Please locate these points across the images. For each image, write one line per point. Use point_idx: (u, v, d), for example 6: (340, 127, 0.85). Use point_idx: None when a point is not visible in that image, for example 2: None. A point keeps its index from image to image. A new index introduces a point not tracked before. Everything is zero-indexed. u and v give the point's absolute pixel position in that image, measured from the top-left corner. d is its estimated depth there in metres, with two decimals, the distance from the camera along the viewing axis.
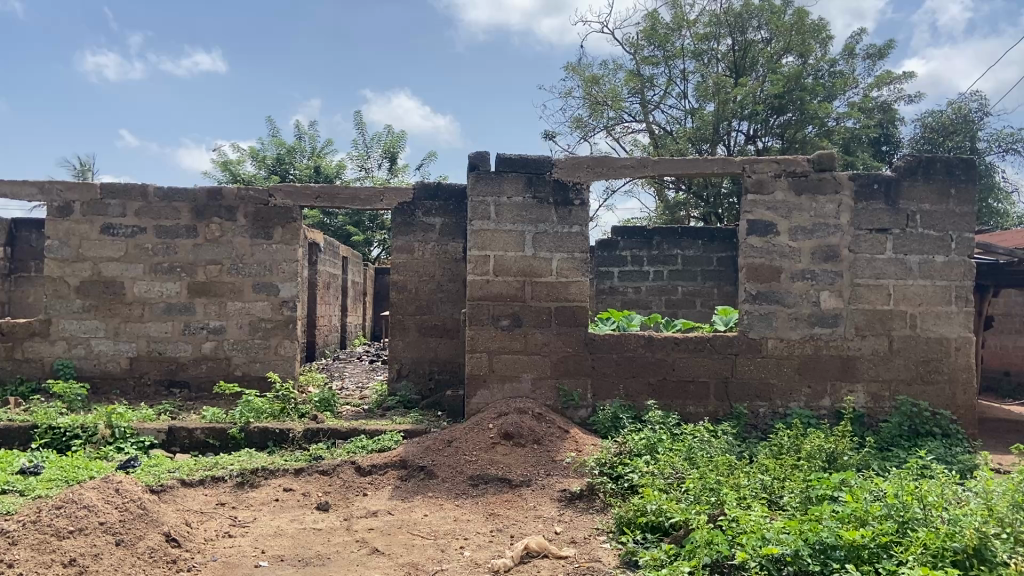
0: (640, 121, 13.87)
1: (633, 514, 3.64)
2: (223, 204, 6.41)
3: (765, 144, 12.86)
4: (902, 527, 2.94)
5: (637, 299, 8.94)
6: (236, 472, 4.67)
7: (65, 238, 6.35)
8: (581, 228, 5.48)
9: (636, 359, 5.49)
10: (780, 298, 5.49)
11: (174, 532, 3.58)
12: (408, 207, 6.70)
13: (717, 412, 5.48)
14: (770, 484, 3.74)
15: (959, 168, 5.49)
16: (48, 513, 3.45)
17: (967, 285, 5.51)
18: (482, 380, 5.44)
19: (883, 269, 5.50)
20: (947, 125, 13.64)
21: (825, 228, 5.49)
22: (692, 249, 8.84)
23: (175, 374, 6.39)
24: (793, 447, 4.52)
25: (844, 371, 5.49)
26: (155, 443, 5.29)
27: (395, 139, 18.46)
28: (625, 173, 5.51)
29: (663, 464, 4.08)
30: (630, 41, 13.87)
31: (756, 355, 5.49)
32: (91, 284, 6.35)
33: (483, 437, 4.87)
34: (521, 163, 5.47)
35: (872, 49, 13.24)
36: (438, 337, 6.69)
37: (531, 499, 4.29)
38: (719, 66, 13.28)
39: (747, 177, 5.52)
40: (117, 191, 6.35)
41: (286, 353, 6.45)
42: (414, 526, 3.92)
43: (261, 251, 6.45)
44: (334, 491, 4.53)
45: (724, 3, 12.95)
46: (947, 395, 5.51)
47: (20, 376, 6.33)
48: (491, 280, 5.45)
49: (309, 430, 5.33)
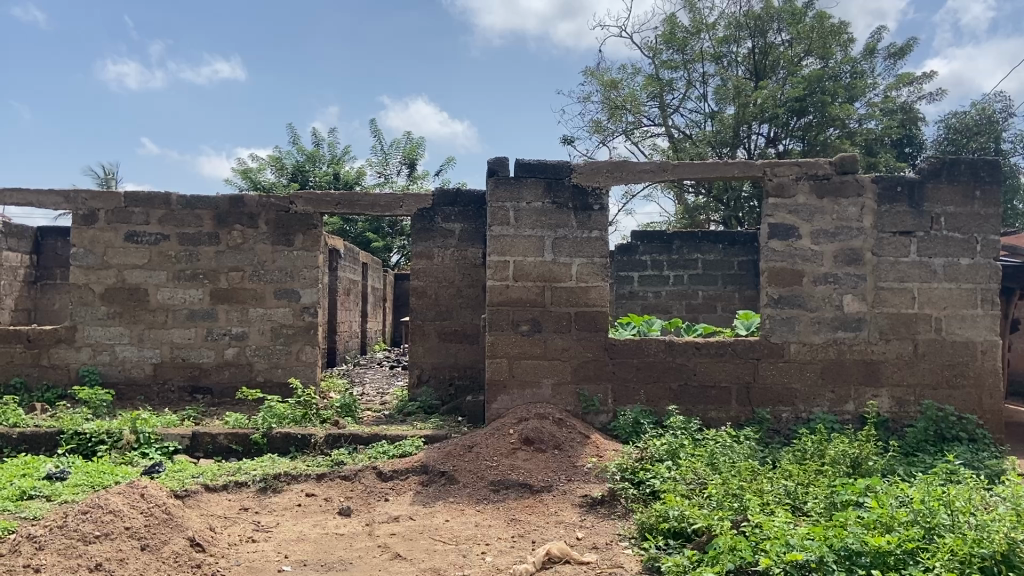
0: (659, 125, 13.84)
1: (656, 520, 3.62)
2: (245, 211, 6.46)
3: (787, 147, 12.74)
4: (929, 534, 2.89)
5: (656, 303, 8.92)
6: (258, 477, 4.69)
7: (90, 246, 6.42)
8: (601, 232, 5.47)
9: (657, 364, 5.46)
10: (802, 302, 5.45)
11: (198, 537, 3.61)
12: (429, 213, 6.73)
13: (739, 417, 5.45)
14: (794, 489, 3.70)
15: (984, 170, 5.43)
16: (74, 517, 3.48)
17: (993, 288, 5.44)
18: (502, 385, 5.44)
19: (907, 273, 5.45)
20: (971, 126, 13.52)
21: (848, 232, 5.45)
22: (713, 253, 8.80)
23: (198, 380, 6.45)
24: (817, 452, 4.48)
25: (868, 376, 5.44)
26: (179, 449, 5.33)
27: (414, 145, 18.53)
28: (644, 177, 5.50)
29: (686, 470, 4.05)
30: (649, 46, 13.85)
31: (778, 359, 5.45)
32: (116, 291, 6.42)
33: (504, 443, 4.87)
34: (540, 169, 5.48)
35: (894, 49, 13.13)
36: (459, 342, 6.71)
37: (553, 505, 4.28)
38: (738, 69, 13.25)
39: (769, 181, 5.49)
40: (141, 199, 6.41)
41: (307, 359, 6.49)
42: (436, 531, 3.93)
43: (283, 257, 6.50)
44: (356, 496, 4.54)
45: (744, 5, 12.91)
46: (973, 400, 5.44)
47: (46, 383, 6.41)
48: (511, 285, 5.45)
49: (331, 436, 5.35)
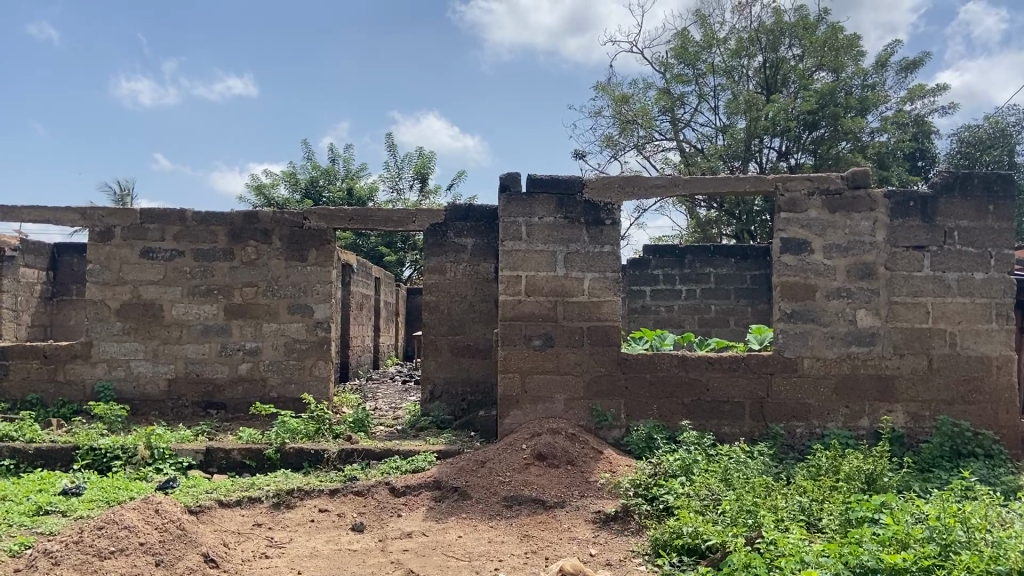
0: (670, 139, 13.85)
1: (669, 536, 3.60)
2: (259, 226, 6.51)
3: (799, 161, 12.75)
4: (945, 551, 2.86)
5: (669, 317, 8.91)
6: (271, 493, 4.70)
7: (106, 262, 6.47)
8: (613, 247, 5.48)
9: (669, 379, 5.45)
10: (816, 316, 5.44)
11: (212, 553, 3.61)
12: (441, 228, 6.75)
13: (752, 433, 5.43)
14: (809, 505, 3.68)
15: (997, 184, 5.41)
16: (90, 533, 3.50)
17: (1007, 302, 5.41)
18: (514, 400, 5.44)
19: (920, 287, 5.42)
20: (984, 139, 13.49)
21: (861, 246, 5.44)
22: (725, 267, 8.79)
23: (212, 396, 6.48)
24: (831, 468, 4.45)
25: (882, 391, 5.41)
26: (193, 464, 5.35)
27: (426, 160, 18.62)
28: (656, 192, 5.51)
29: (699, 486, 4.03)
30: (660, 60, 13.88)
31: (792, 374, 5.43)
32: (131, 307, 6.47)
33: (516, 458, 4.86)
34: (553, 184, 5.50)
35: (906, 63, 13.12)
36: (471, 356, 6.73)
37: (565, 521, 4.28)
38: (749, 83, 13.24)
39: (780, 196, 5.49)
40: (156, 216, 6.48)
41: (320, 373, 6.52)
42: (448, 548, 3.92)
43: (296, 273, 6.54)
44: (369, 512, 4.55)
45: (755, 20, 12.96)
46: (990, 415, 5.39)
47: (62, 398, 6.45)
48: (523, 300, 5.46)
49: (343, 451, 5.36)
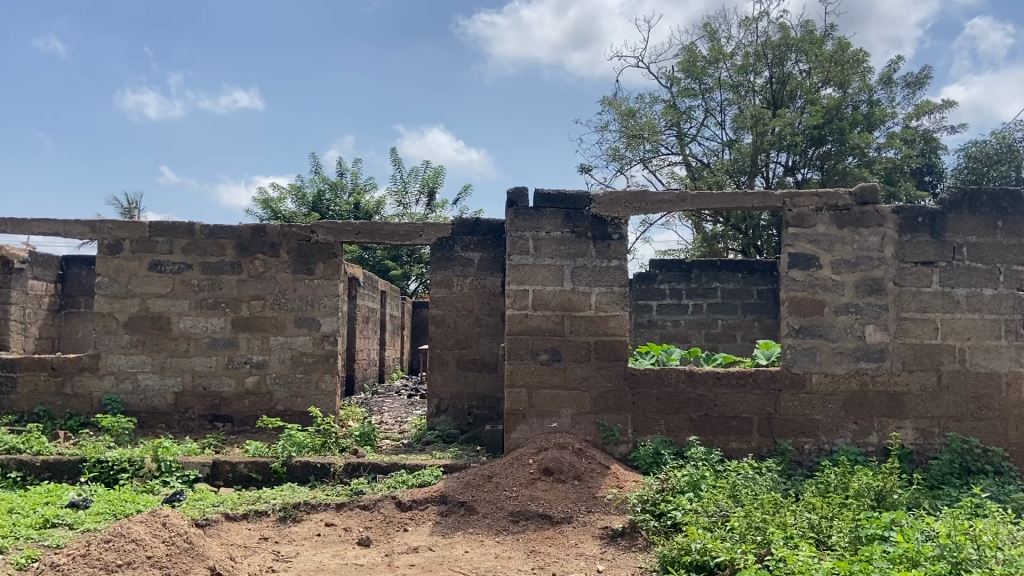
0: (676, 153, 13.87)
1: (678, 553, 3.55)
2: (267, 240, 6.53)
3: (805, 175, 12.76)
4: (957, 568, 2.84)
5: (675, 332, 8.90)
6: (278, 506, 4.69)
7: (114, 275, 6.49)
8: (620, 261, 5.49)
9: (677, 394, 5.44)
10: (824, 332, 5.42)
11: (219, 566, 3.61)
12: (447, 242, 6.77)
13: (760, 449, 5.40)
14: (819, 522, 3.66)
15: (1006, 201, 5.42)
16: (97, 546, 3.50)
17: (1016, 318, 5.40)
18: (521, 414, 5.42)
19: (929, 303, 5.41)
20: (991, 155, 13.49)
21: (869, 261, 5.43)
22: (733, 282, 8.78)
23: (218, 408, 6.48)
24: (840, 484, 4.43)
25: (892, 407, 5.39)
26: (199, 477, 5.35)
27: (433, 174, 18.68)
28: (663, 207, 5.51)
29: (708, 502, 4.01)
30: (667, 75, 13.94)
31: (800, 390, 5.41)
32: (139, 320, 6.48)
33: (524, 473, 4.84)
34: (560, 199, 5.51)
35: (912, 79, 13.15)
36: (477, 371, 6.72)
37: (573, 536, 4.27)
38: (756, 98, 13.28)
39: (788, 212, 5.49)
40: (165, 229, 6.51)
41: (326, 387, 6.52)
42: (456, 562, 3.91)
43: (304, 286, 6.55)
44: (375, 526, 4.53)
45: (762, 35, 13.02)
46: (999, 432, 5.37)
47: (70, 411, 6.46)
48: (530, 313, 5.46)
49: (350, 464, 5.35)
